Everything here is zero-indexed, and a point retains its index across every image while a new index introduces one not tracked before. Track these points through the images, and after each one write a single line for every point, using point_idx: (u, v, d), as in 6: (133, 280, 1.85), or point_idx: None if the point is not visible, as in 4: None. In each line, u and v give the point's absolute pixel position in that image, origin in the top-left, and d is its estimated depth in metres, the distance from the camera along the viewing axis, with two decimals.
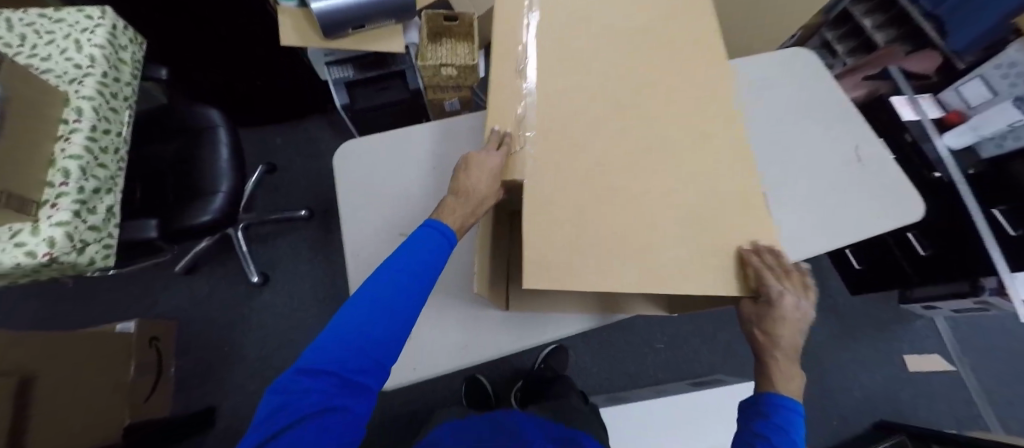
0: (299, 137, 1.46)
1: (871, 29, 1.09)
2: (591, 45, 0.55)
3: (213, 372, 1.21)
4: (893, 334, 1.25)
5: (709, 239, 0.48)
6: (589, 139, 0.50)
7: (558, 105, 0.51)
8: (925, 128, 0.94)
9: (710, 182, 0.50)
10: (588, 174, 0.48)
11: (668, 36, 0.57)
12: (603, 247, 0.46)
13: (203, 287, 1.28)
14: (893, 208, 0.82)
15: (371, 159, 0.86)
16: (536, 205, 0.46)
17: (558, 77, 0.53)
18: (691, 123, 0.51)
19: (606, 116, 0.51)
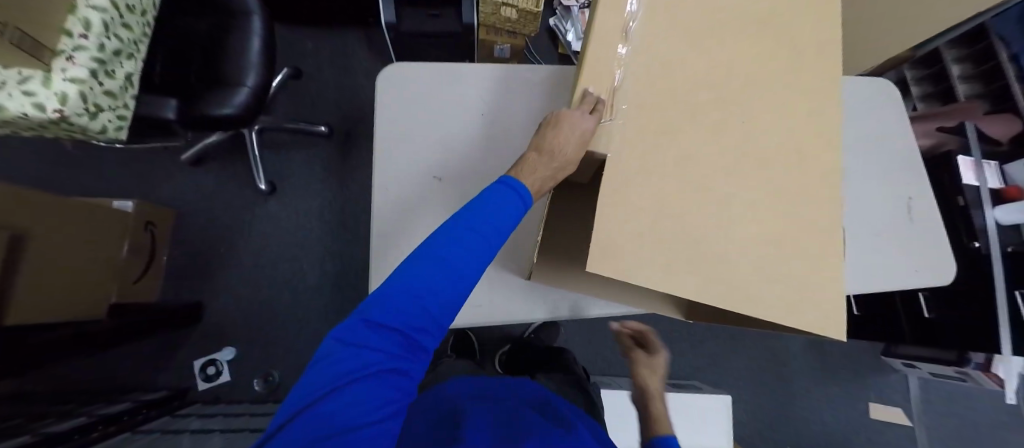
0: (332, 46, 1.36)
1: (956, 78, 1.05)
2: (711, 9, 0.46)
3: (204, 269, 1.18)
4: (867, 381, 1.27)
5: (797, 269, 0.42)
6: (688, 122, 0.42)
7: (659, 82, 0.43)
8: (981, 195, 0.92)
9: (812, 208, 0.43)
10: (681, 161, 0.41)
11: (802, 25, 0.47)
12: (680, 248, 0.40)
13: (207, 182, 1.23)
14: (932, 271, 0.79)
15: (419, 90, 0.80)
16: (615, 187, 0.40)
17: (667, 46, 0.44)
18: (803, 129, 0.44)
19: (712, 107, 0.43)
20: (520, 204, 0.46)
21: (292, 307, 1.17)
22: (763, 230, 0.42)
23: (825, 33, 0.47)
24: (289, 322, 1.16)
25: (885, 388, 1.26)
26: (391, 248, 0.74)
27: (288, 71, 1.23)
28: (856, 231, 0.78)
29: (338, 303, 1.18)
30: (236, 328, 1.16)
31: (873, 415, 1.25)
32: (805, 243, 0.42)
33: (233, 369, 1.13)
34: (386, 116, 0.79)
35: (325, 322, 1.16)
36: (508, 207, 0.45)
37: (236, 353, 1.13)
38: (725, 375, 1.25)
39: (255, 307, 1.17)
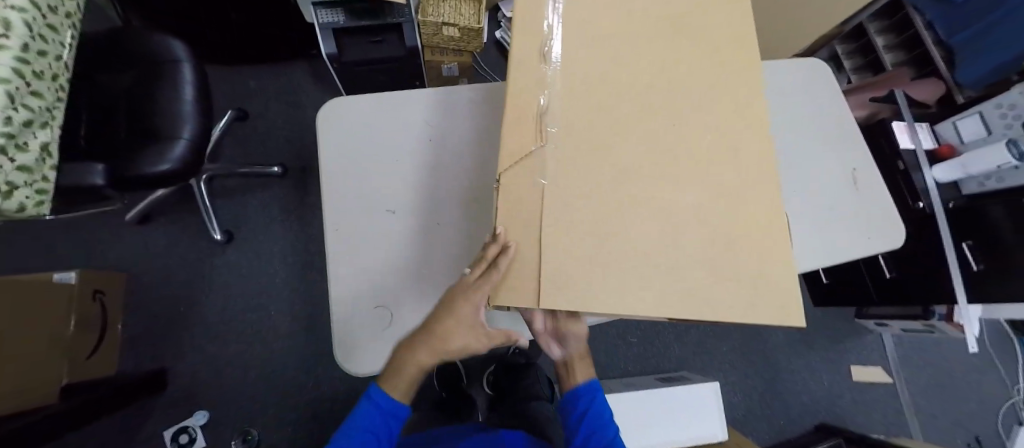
0: (278, 82, 1.32)
1: (882, 49, 1.12)
2: (627, 26, 0.47)
3: (165, 331, 1.12)
4: (846, 346, 1.31)
5: (749, 266, 0.41)
6: (618, 141, 0.42)
7: (585, 100, 0.43)
8: (918, 158, 0.97)
9: (753, 202, 0.43)
10: (616, 180, 0.41)
11: (716, 21, 0.48)
12: (630, 262, 0.39)
13: (158, 239, 1.17)
14: (879, 235, 0.82)
15: (355, 125, 0.78)
16: (555, 212, 0.40)
17: (585, 63, 0.45)
18: (730, 128, 0.45)
19: (638, 117, 0.43)
20: (379, 414, 0.58)
21: (265, 359, 1.12)
22: (707, 231, 0.41)
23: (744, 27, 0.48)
24: (264, 375, 1.11)
25: (863, 349, 1.31)
26: (356, 290, 0.71)
27: (233, 114, 1.22)
28: (805, 209, 0.81)
29: (313, 348, 1.13)
30: (207, 388, 1.09)
31: (856, 378, 1.29)
32: (755, 241, 0.41)
33: (208, 433, 1.06)
34: (330, 153, 0.77)
35: (302, 369, 1.12)
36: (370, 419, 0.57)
37: (210, 416, 1.07)
38: (712, 360, 1.26)
39: (225, 364, 1.11)
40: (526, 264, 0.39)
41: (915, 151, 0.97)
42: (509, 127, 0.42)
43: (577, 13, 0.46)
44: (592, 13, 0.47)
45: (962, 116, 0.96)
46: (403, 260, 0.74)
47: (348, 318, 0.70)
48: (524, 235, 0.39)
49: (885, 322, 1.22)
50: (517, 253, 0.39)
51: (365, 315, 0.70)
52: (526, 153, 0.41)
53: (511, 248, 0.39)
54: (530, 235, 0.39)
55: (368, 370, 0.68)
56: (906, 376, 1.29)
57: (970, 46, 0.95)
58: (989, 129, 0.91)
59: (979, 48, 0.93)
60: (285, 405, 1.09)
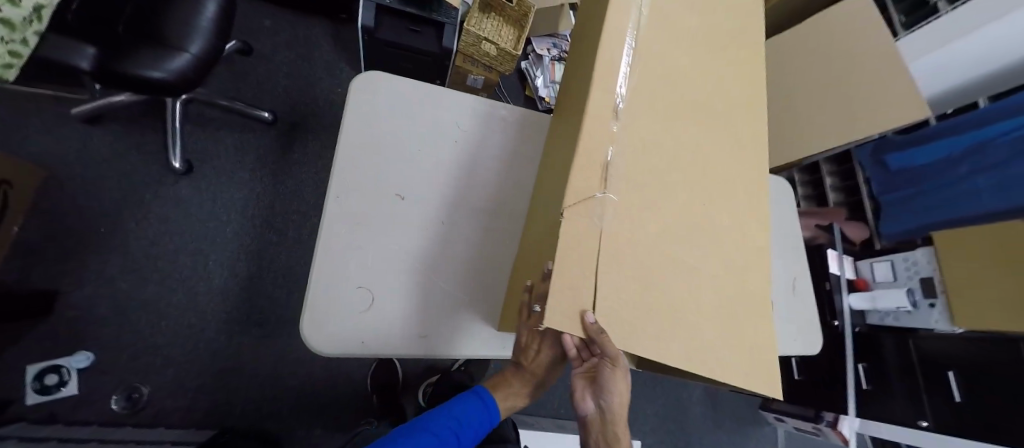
0: (294, 31, 1.27)
1: (830, 187, 1.33)
2: (677, 104, 0.52)
3: (70, 250, 0.96)
4: (747, 432, 1.45)
5: (747, 336, 0.46)
6: (663, 202, 0.47)
7: (642, 161, 0.47)
8: (841, 282, 1.15)
9: (752, 284, 0.49)
10: (658, 238, 0.45)
11: (743, 123, 0.57)
12: (661, 316, 0.42)
13: (101, 146, 1.02)
14: (806, 340, 0.95)
15: (384, 102, 0.77)
16: (611, 256, 0.41)
17: (644, 127, 0.49)
18: (740, 213, 0.52)
19: (679, 187, 0.49)
20: (481, 400, 0.63)
21: (185, 312, 0.99)
22: (720, 304, 0.46)
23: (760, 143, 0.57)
24: (179, 329, 0.98)
25: (758, 438, 1.46)
26: (339, 265, 0.67)
27: (237, 45, 1.14)
28: None
29: (247, 312, 1.02)
30: (103, 328, 0.94)
31: None
32: (753, 322, 0.48)
33: (84, 380, 0.90)
34: (354, 127, 0.74)
35: (227, 333, 1.00)
36: (470, 405, 0.63)
37: (94, 361, 0.91)
38: (635, 419, 1.33)
39: (134, 306, 0.96)
40: (580, 296, 0.38)
41: (840, 277, 1.16)
42: (576, 167, 0.43)
43: (645, 82, 0.51)
44: (653, 85, 0.51)
45: (878, 260, 1.17)
46: (397, 248, 0.72)
47: (321, 291, 0.65)
48: (583, 271, 0.39)
49: (783, 418, 1.38)
50: (571, 284, 0.38)
51: (340, 293, 0.66)
52: (585, 200, 0.42)
53: (567, 279, 0.38)
54: (586, 268, 0.39)
55: (328, 351, 0.63)
56: None
57: (899, 206, 1.15)
58: (896, 276, 1.12)
59: (906, 208, 1.13)
60: (194, 368, 0.96)
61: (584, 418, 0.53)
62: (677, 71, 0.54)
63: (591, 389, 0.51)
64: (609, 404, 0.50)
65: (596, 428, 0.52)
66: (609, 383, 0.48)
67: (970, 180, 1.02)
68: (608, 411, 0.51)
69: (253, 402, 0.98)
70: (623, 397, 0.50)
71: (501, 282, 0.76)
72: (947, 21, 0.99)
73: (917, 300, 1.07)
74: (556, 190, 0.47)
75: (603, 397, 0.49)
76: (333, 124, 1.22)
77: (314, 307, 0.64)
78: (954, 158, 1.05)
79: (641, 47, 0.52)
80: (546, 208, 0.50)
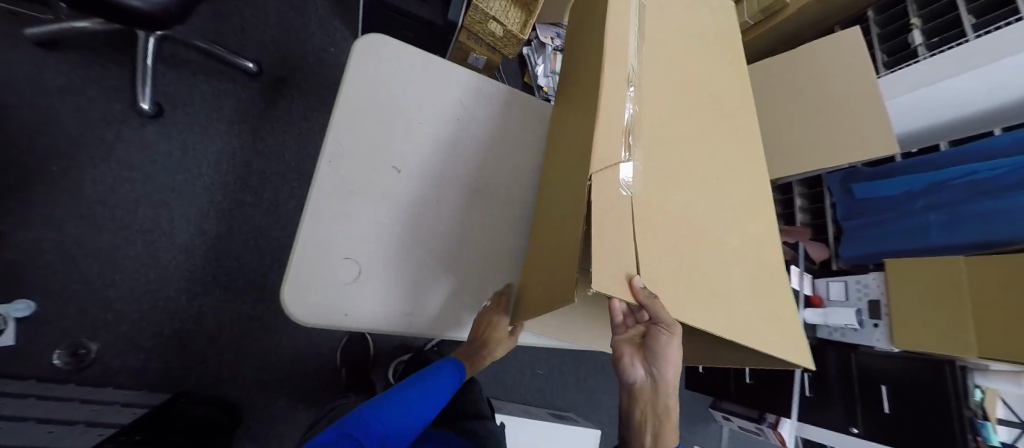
0: None
1: (799, 207, 1.42)
2: (682, 94, 0.52)
3: (13, 187, 0.86)
4: (696, 428, 1.54)
5: (770, 315, 0.47)
6: (681, 178, 0.47)
7: (655, 141, 0.46)
8: (799, 298, 1.24)
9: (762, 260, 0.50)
10: (680, 212, 0.45)
11: (743, 122, 0.58)
12: (693, 288, 0.41)
13: (58, 76, 0.92)
14: None
15: (387, 69, 0.73)
16: (640, 222, 0.40)
17: (655, 112, 0.48)
18: (746, 202, 0.53)
19: (692, 171, 0.49)
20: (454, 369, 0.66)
21: (144, 265, 0.92)
22: (743, 281, 0.47)
23: (756, 139, 0.59)
24: (136, 283, 0.91)
25: (705, 434, 1.55)
26: (327, 233, 0.64)
27: None
28: None
29: (213, 272, 0.97)
30: (46, 275, 0.85)
31: None
32: (772, 304, 0.47)
33: (22, 331, 0.82)
34: (354, 91, 0.70)
35: (189, 292, 0.94)
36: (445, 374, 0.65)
37: (35, 311, 0.83)
38: (596, 409, 1.39)
39: (85, 254, 0.88)
40: (622, 260, 0.36)
41: (799, 292, 1.24)
42: (598, 133, 0.41)
43: (656, 67, 0.51)
44: (663, 68, 0.52)
45: (834, 280, 1.25)
46: (389, 220, 0.69)
47: (306, 259, 0.62)
48: (618, 235, 0.37)
49: (730, 416, 1.48)
50: (613, 246, 0.36)
51: (326, 263, 0.63)
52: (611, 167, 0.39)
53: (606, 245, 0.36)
54: (620, 232, 0.38)
55: (309, 321, 0.60)
56: None
57: (861, 230, 1.23)
58: (847, 296, 1.21)
59: (867, 232, 1.22)
60: (150, 327, 0.90)
61: (632, 386, 0.48)
62: (680, 65, 0.54)
63: (642, 355, 0.47)
64: (660, 370, 0.46)
65: (646, 397, 0.48)
66: (661, 347, 0.44)
67: (924, 214, 1.11)
68: (659, 381, 0.47)
69: (214, 366, 0.94)
70: (676, 365, 0.46)
71: (495, 263, 0.75)
72: (922, 65, 1.06)
73: (863, 319, 1.16)
74: (573, 160, 0.45)
75: (655, 363, 0.45)
76: (322, 83, 1.16)
77: (298, 275, 0.61)
78: (915, 192, 1.14)
79: (651, 35, 0.52)
80: (554, 191, 0.49)
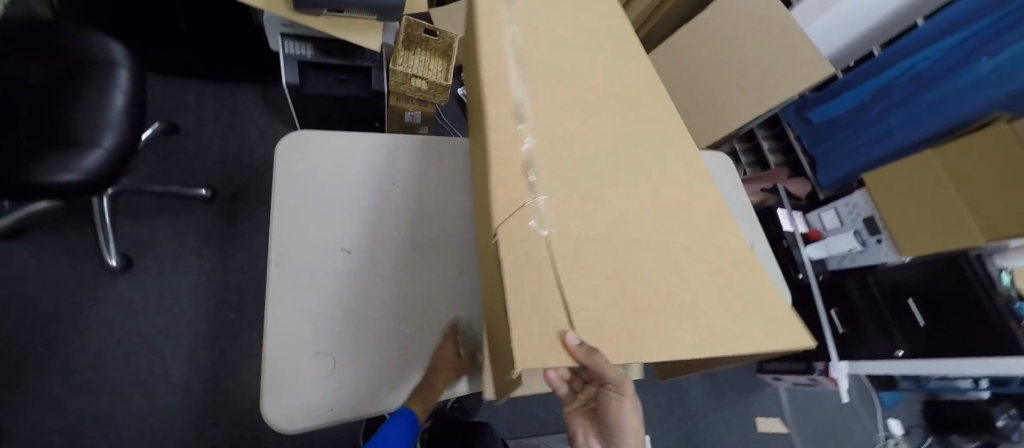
0: (221, 102, 1.25)
1: (768, 150, 1.40)
2: (582, 94, 0.50)
3: (6, 379, 0.88)
4: (750, 399, 1.47)
5: (749, 298, 0.42)
6: (604, 187, 0.43)
7: (562, 155, 0.43)
8: (796, 238, 1.21)
9: (722, 232, 0.46)
10: (614, 221, 0.40)
11: (653, 93, 0.55)
12: (655, 306, 0.36)
13: (28, 259, 0.96)
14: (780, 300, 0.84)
15: (311, 162, 0.76)
16: (570, 258, 0.35)
17: (556, 125, 0.45)
18: (685, 177, 0.49)
19: (614, 170, 0.45)
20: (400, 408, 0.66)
21: (149, 415, 0.92)
22: (707, 270, 0.42)
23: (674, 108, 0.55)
24: (144, 435, 0.91)
25: (763, 404, 1.48)
26: (293, 336, 0.64)
27: (161, 126, 1.11)
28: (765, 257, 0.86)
29: (217, 399, 0.96)
30: None
31: (759, 429, 1.44)
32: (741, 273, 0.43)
33: None
34: (287, 189, 0.73)
35: (199, 426, 0.94)
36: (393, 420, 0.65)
37: None
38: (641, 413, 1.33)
39: (87, 425, 0.89)
40: (551, 316, 0.32)
41: (794, 233, 1.22)
42: (494, 182, 0.38)
43: (542, 86, 0.47)
44: (550, 83, 0.48)
45: (824, 210, 1.23)
46: (351, 300, 0.70)
47: (278, 369, 0.61)
48: (539, 284, 0.33)
49: (779, 377, 1.41)
50: (536, 300, 0.32)
51: (298, 365, 0.63)
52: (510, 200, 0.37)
53: (515, 288, 0.32)
54: (542, 281, 0.33)
55: (295, 427, 0.60)
56: (796, 426, 1.48)
57: (830, 154, 1.22)
58: (842, 220, 1.18)
59: (836, 155, 1.21)
60: None
61: None
62: (571, 65, 0.52)
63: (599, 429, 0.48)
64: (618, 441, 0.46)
65: None
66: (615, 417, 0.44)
67: (880, 121, 1.10)
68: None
69: None
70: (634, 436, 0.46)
71: (469, 308, 0.74)
72: None
73: (865, 239, 1.13)
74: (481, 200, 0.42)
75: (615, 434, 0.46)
76: None
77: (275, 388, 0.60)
78: (866, 103, 1.13)
79: (527, 53, 0.49)
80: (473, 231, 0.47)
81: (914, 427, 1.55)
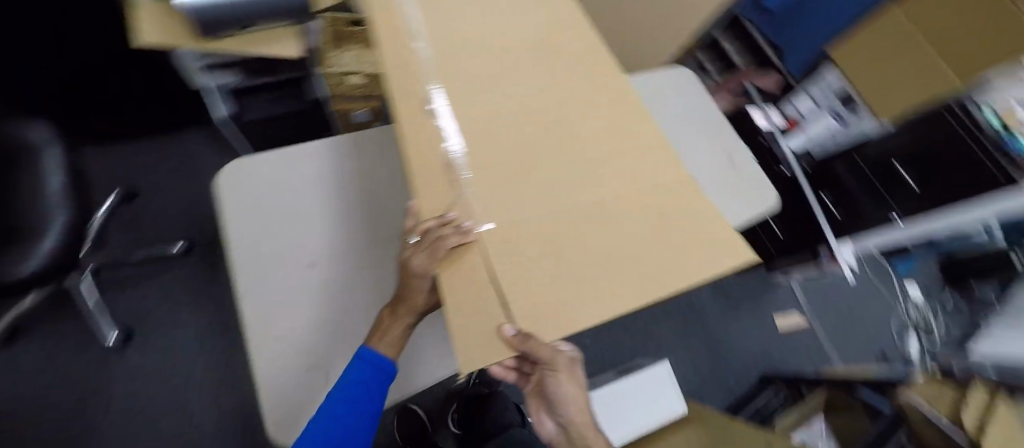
0: (170, 154, 1.23)
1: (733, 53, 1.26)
2: (496, 67, 0.47)
3: None
4: (765, 303, 1.49)
5: (710, 226, 0.38)
6: (535, 162, 0.40)
7: (483, 140, 0.41)
8: (774, 133, 1.19)
9: (665, 167, 0.42)
10: (551, 195, 0.38)
11: (571, 38, 0.51)
12: (603, 270, 0.34)
13: (34, 355, 0.99)
14: (749, 195, 0.87)
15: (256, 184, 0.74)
16: (504, 249, 0.34)
17: (473, 110, 0.43)
18: (618, 117, 0.45)
19: (542, 138, 0.42)
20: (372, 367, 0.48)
21: None
22: (654, 211, 0.39)
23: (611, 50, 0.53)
24: None
25: (779, 303, 1.49)
26: (280, 360, 0.65)
27: (117, 195, 1.09)
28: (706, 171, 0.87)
29: (253, 436, 1.00)
30: None
31: (780, 328, 1.47)
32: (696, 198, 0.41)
33: None
34: (236, 224, 0.71)
35: None
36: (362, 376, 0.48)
37: None
38: (660, 343, 1.36)
39: None
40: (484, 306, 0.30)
41: (771, 129, 1.19)
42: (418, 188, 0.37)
43: (453, 67, 0.46)
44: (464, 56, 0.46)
45: (798, 97, 1.18)
46: (333, 315, 0.69)
47: (279, 398, 0.62)
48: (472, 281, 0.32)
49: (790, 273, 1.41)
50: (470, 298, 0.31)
51: (290, 385, 0.63)
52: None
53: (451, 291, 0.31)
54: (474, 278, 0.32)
55: None
56: (816, 315, 1.50)
57: None
58: (817, 103, 1.14)
59: None
60: None
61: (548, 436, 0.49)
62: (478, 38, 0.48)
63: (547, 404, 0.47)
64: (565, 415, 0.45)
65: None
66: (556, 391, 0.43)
67: None
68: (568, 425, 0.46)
69: None
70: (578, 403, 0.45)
71: None
72: None
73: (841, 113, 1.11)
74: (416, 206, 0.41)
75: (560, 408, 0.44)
76: None
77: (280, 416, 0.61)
78: None
79: (429, 37, 0.46)
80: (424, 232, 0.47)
81: (932, 287, 1.57)
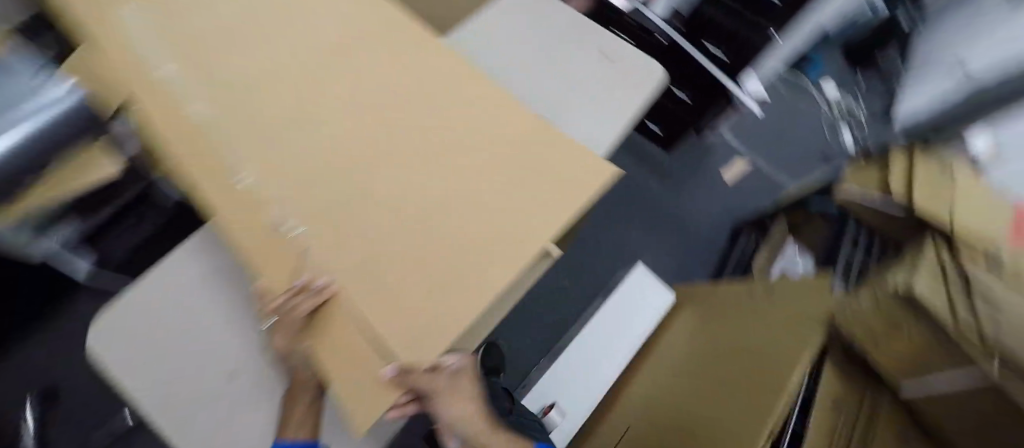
0: (77, 319, 1.16)
1: None
2: (293, 110, 0.43)
3: None
4: (706, 164, 1.52)
5: (558, 180, 0.42)
6: (376, 192, 0.40)
7: (319, 195, 0.40)
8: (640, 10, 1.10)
9: (505, 139, 0.44)
10: (404, 216, 0.39)
11: (361, 42, 0.48)
12: (465, 274, 0.37)
13: None
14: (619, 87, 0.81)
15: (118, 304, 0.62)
16: (376, 291, 0.36)
17: (292, 165, 0.41)
18: (439, 111, 0.44)
19: (375, 165, 0.41)
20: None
21: None
22: (506, 193, 0.41)
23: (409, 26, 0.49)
24: None
25: (718, 159, 1.53)
26: None
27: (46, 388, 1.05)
28: (553, 95, 0.79)
29: None
30: None
31: (727, 181, 1.51)
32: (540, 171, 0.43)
33: None
34: (137, 380, 0.59)
35: None
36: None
37: None
38: (626, 248, 1.41)
39: None
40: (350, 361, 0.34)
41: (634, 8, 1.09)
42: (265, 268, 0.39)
43: (241, 130, 0.42)
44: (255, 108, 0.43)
45: None
46: None
47: None
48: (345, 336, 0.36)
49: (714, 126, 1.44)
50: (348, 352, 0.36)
51: None
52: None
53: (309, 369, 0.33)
54: (355, 331, 0.36)
55: None
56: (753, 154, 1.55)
57: None
58: None
59: None
60: None
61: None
62: (261, 82, 0.44)
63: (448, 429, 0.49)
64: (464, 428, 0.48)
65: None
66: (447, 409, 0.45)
67: None
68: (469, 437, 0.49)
69: None
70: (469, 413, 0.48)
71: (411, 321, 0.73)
72: None
73: None
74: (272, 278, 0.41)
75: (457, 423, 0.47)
76: None
77: None
78: None
79: (202, 110, 0.42)
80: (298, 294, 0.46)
81: (843, 77, 1.61)
